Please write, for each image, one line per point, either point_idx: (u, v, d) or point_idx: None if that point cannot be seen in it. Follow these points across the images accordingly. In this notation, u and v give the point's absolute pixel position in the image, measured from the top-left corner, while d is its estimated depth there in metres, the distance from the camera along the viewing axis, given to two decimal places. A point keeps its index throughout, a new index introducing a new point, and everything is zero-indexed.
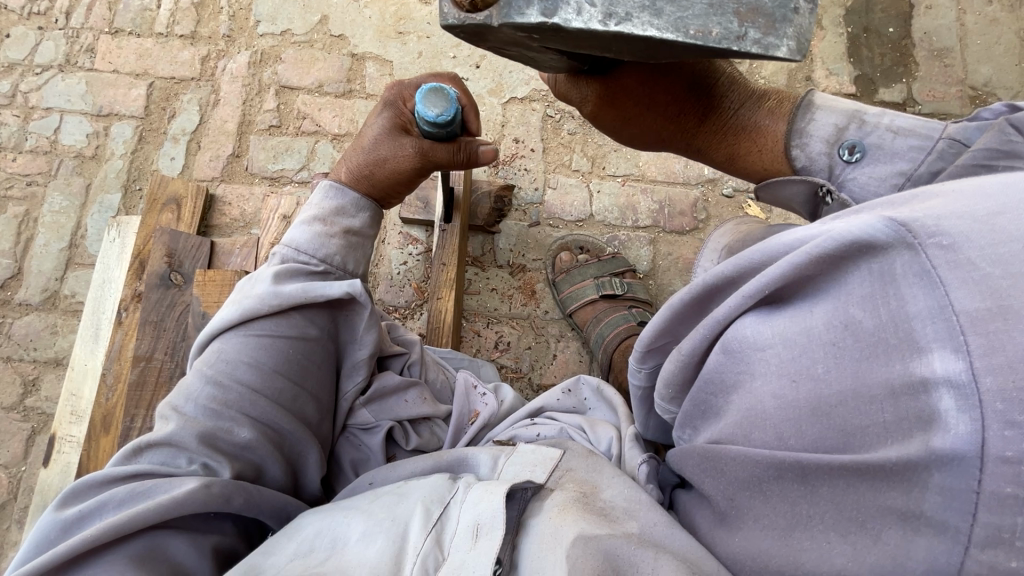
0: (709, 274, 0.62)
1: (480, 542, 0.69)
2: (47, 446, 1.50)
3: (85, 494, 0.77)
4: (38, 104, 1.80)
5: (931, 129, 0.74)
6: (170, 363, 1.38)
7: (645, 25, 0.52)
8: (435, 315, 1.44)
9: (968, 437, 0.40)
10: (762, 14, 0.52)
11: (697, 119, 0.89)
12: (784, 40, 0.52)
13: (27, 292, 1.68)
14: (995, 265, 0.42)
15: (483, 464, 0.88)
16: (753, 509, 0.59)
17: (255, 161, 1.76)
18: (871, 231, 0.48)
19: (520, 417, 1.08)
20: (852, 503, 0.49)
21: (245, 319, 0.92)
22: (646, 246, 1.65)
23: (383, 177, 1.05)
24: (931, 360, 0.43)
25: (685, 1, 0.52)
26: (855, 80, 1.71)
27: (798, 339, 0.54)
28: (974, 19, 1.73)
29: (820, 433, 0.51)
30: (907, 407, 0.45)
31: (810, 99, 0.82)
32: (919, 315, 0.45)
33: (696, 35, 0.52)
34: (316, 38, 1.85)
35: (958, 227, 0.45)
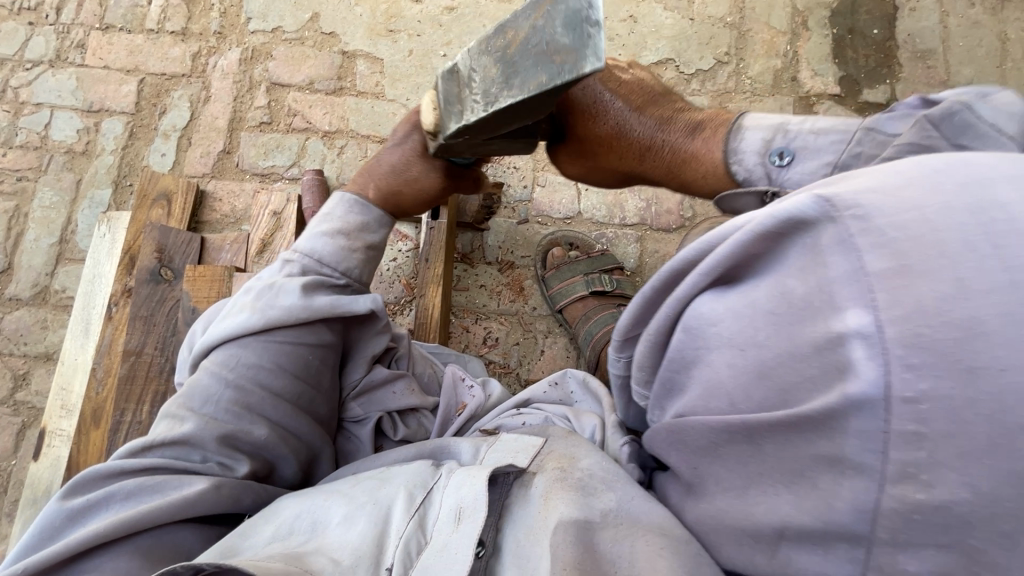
0: (674, 260, 0.61)
1: (462, 525, 0.71)
2: (37, 440, 1.50)
3: (91, 484, 0.79)
4: (28, 100, 1.80)
5: (848, 125, 0.78)
6: (160, 357, 1.39)
7: (507, 97, 0.76)
8: (422, 312, 1.46)
9: (875, 380, 0.41)
10: (565, 53, 0.71)
11: (636, 156, 0.95)
12: (588, 58, 0.69)
13: (17, 287, 1.69)
14: (898, 230, 0.43)
15: (465, 451, 0.91)
16: (716, 477, 0.60)
17: (245, 158, 1.77)
18: (801, 210, 0.48)
19: (507, 407, 1.11)
20: (791, 455, 0.50)
21: (267, 328, 0.90)
22: (633, 243, 1.67)
23: (410, 199, 1.06)
24: (846, 316, 0.44)
25: (522, 73, 0.75)
26: (840, 81, 1.73)
27: (744, 311, 0.54)
28: (957, 22, 1.75)
29: (763, 394, 0.52)
30: (829, 359, 0.45)
31: (739, 121, 0.87)
32: (838, 278, 0.45)
33: (538, 88, 0.73)
34: (307, 35, 1.86)
35: (874, 198, 0.45)
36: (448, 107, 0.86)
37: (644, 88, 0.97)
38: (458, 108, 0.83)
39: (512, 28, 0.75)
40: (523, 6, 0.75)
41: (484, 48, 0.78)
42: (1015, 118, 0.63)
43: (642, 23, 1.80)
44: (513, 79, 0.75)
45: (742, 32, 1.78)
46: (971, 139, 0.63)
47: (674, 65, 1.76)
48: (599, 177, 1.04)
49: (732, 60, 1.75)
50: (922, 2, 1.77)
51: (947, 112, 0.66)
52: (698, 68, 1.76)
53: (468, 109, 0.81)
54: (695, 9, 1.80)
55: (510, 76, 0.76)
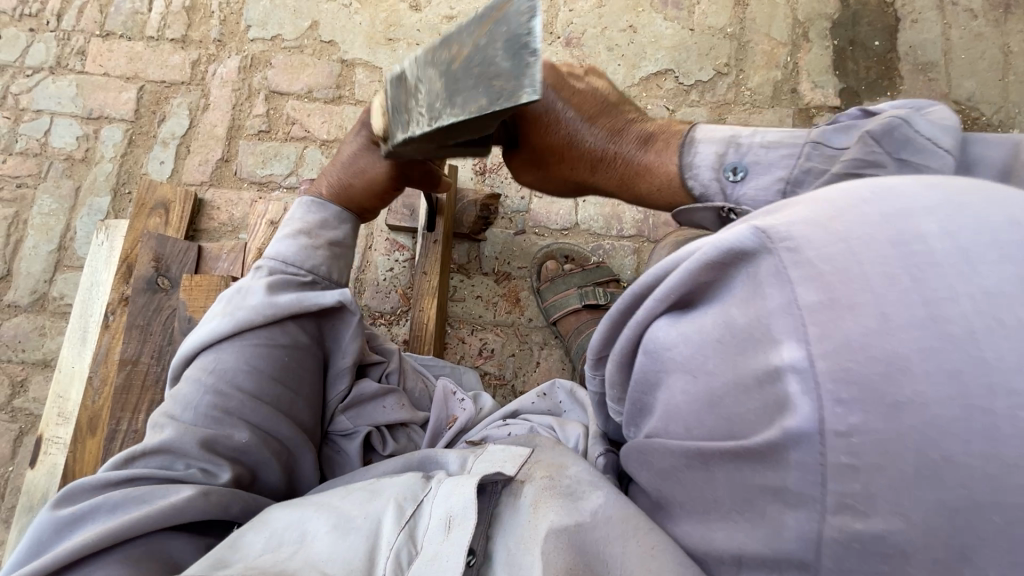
0: (633, 284, 0.61)
1: (453, 534, 0.71)
2: (34, 448, 1.51)
3: (79, 496, 0.79)
4: (28, 106, 1.81)
5: (796, 138, 0.75)
6: (155, 367, 1.39)
7: (446, 115, 0.74)
8: (417, 324, 1.46)
9: (810, 416, 0.41)
10: (502, 77, 0.68)
11: (589, 167, 0.92)
12: (526, 84, 0.66)
13: (16, 293, 1.70)
14: (825, 262, 0.42)
15: (453, 462, 0.90)
16: (679, 497, 0.59)
17: (243, 166, 1.77)
18: (739, 241, 0.47)
19: (495, 419, 1.10)
20: (743, 485, 0.49)
21: (238, 330, 0.91)
22: (630, 255, 1.67)
23: (359, 193, 1.07)
24: (782, 350, 0.43)
25: (461, 90, 0.72)
26: (840, 93, 1.72)
27: (693, 337, 0.52)
28: (959, 34, 1.74)
29: (714, 423, 0.50)
30: (769, 394, 0.44)
31: (693, 134, 0.83)
32: (773, 310, 0.44)
33: (474, 111, 0.70)
34: (306, 44, 1.86)
35: (805, 228, 0.44)
36: (396, 116, 0.86)
37: (596, 98, 0.91)
38: (404, 117, 0.83)
39: (456, 43, 0.73)
40: (468, 22, 0.73)
41: (428, 62, 0.76)
42: (948, 131, 0.65)
43: (642, 33, 1.79)
44: (457, 95, 0.73)
45: (742, 43, 1.77)
46: (912, 154, 0.64)
47: (674, 75, 1.75)
48: (552, 186, 1.00)
49: (732, 71, 1.74)
50: (924, 14, 1.76)
51: (886, 128, 0.67)
52: (698, 78, 1.75)
53: (416, 121, 0.80)
54: (695, 19, 1.80)
55: (452, 93, 0.73)
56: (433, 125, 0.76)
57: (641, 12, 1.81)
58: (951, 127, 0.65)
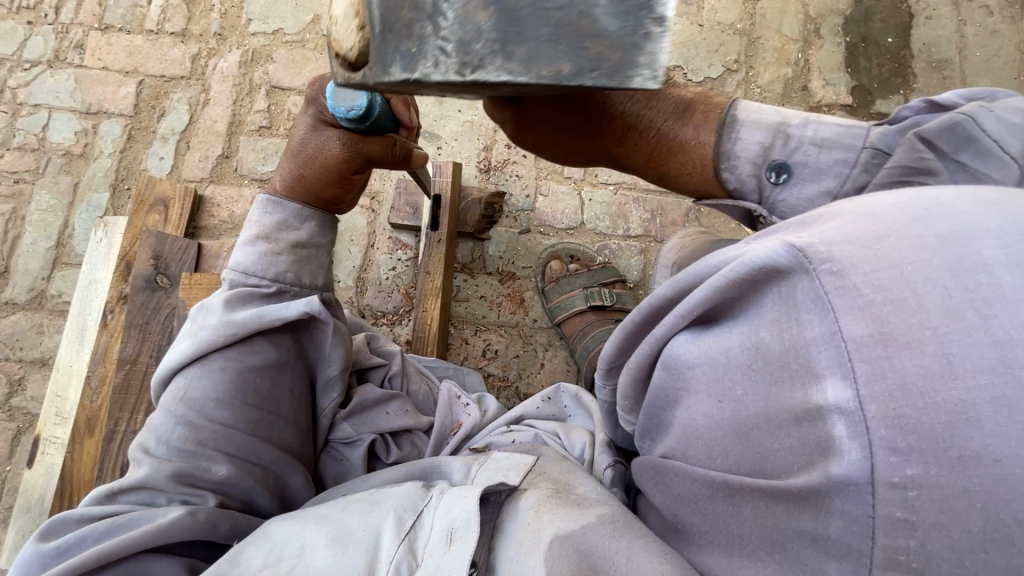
0: (654, 295, 0.59)
1: (454, 546, 0.69)
2: (31, 448, 1.49)
3: (63, 529, 0.77)
4: (26, 100, 1.78)
5: (853, 137, 0.74)
6: (154, 367, 1.37)
7: (497, 71, 0.47)
8: (420, 325, 1.44)
9: (859, 464, 0.38)
10: (608, 44, 0.46)
11: (616, 138, 0.82)
12: (639, 67, 0.46)
13: (13, 291, 1.67)
14: (876, 290, 0.40)
15: (456, 471, 0.88)
16: (697, 525, 0.56)
17: (244, 163, 1.75)
18: (772, 258, 0.45)
19: (499, 424, 1.08)
20: (774, 524, 0.46)
21: (202, 353, 0.88)
22: (637, 256, 1.64)
23: (315, 180, 0.99)
24: (824, 387, 0.40)
25: (532, 37, 0.46)
26: (852, 91, 1.69)
27: (719, 358, 0.50)
28: (974, 31, 1.70)
29: (740, 455, 0.48)
30: (808, 433, 0.42)
31: (733, 111, 0.79)
32: (814, 341, 0.42)
33: (547, 76, 0.47)
34: (308, 38, 1.82)
35: (848, 251, 0.42)
36: (384, 42, 0.53)
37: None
38: (408, 47, 0.51)
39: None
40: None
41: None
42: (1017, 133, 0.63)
43: None
44: (517, 41, 0.46)
45: (752, 39, 1.73)
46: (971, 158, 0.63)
47: (682, 72, 1.72)
48: (558, 156, 0.86)
49: (742, 67, 1.71)
50: (939, 10, 1.72)
51: (946, 127, 0.65)
52: (707, 75, 1.72)
53: (425, 58, 0.49)
54: (705, 15, 1.76)
55: (510, 33, 0.47)
56: (466, 77, 0.48)
57: None
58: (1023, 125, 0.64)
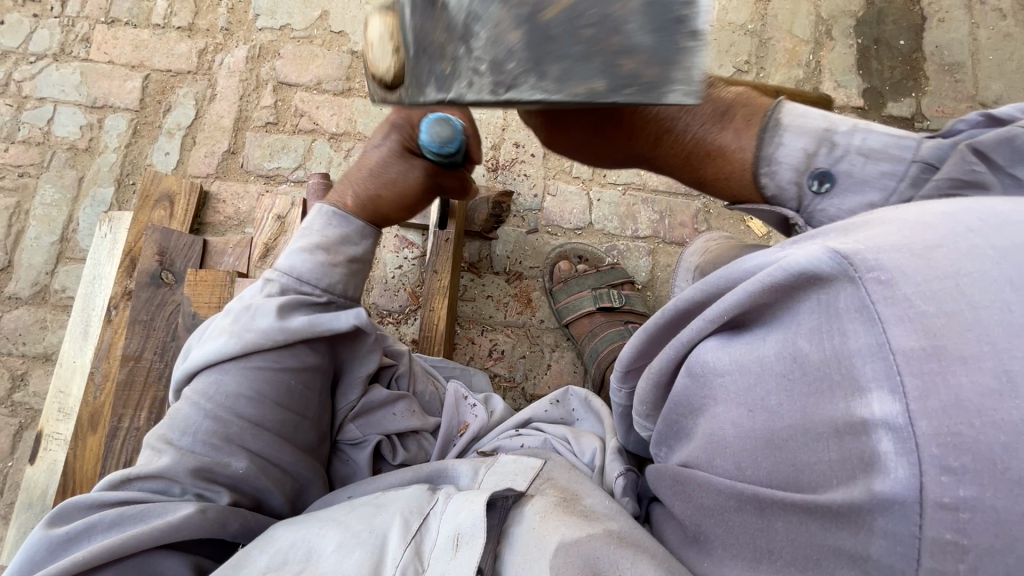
0: (682, 296, 0.57)
1: (460, 553, 0.68)
2: (33, 443, 1.48)
3: (73, 514, 0.77)
4: (31, 93, 1.77)
5: (903, 147, 0.71)
6: (158, 363, 1.36)
7: (531, 89, 0.53)
8: (426, 324, 1.42)
9: (907, 482, 0.36)
10: (641, 58, 0.50)
11: (651, 140, 0.79)
12: (674, 83, 0.50)
13: (17, 285, 1.66)
14: (929, 301, 0.38)
15: (464, 474, 0.87)
16: (720, 538, 0.55)
17: (250, 159, 1.73)
18: (813, 264, 0.44)
19: (507, 427, 1.07)
20: (807, 539, 0.45)
21: (246, 352, 0.86)
22: (645, 257, 1.63)
23: (391, 201, 1.00)
24: (869, 401, 0.39)
25: (563, 58, 0.52)
26: (863, 93, 1.67)
27: (752, 367, 0.49)
28: (987, 34, 1.69)
29: (773, 467, 0.47)
30: (850, 447, 0.41)
31: (777, 115, 0.75)
32: (859, 352, 0.40)
33: (578, 93, 0.52)
34: (315, 34, 1.81)
35: (897, 260, 0.41)
36: (417, 64, 0.63)
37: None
38: (443, 68, 0.59)
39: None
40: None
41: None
42: None
43: None
44: (550, 61, 0.52)
45: (763, 40, 1.72)
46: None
47: None
48: (593, 160, 0.87)
49: (753, 68, 1.70)
50: (952, 13, 1.71)
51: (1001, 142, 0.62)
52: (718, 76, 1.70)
53: (462, 78, 0.57)
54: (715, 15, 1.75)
55: (541, 56, 0.53)
56: (501, 96, 0.54)
57: None
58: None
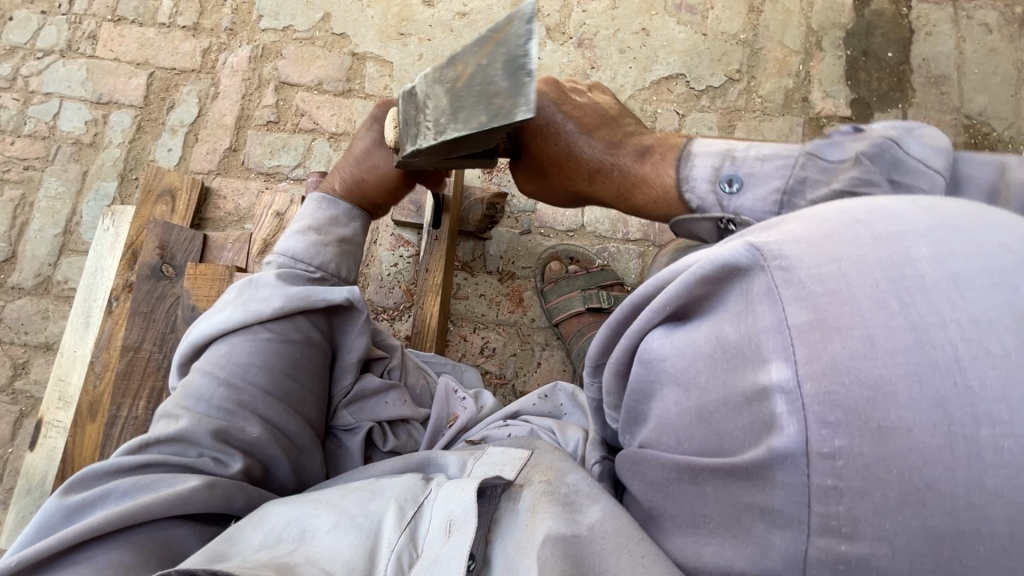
0: (634, 292, 0.60)
1: (453, 537, 0.71)
2: (34, 430, 1.51)
3: (93, 479, 0.80)
4: (38, 89, 1.81)
5: (791, 150, 0.74)
6: (157, 354, 1.39)
7: (450, 130, 0.75)
8: (419, 320, 1.46)
9: (796, 436, 0.40)
10: (505, 95, 0.70)
11: (586, 178, 0.90)
12: (523, 101, 0.67)
13: (20, 276, 1.70)
14: (816, 282, 0.42)
15: (452, 464, 0.91)
16: (669, 510, 0.59)
17: (251, 157, 1.77)
18: (733, 256, 0.47)
19: (496, 419, 1.11)
20: (730, 500, 0.49)
21: (248, 322, 0.93)
22: (635, 259, 1.66)
23: (372, 185, 1.08)
24: (770, 369, 0.43)
25: (467, 106, 0.74)
26: (851, 104, 1.72)
27: (687, 351, 0.52)
28: (974, 48, 1.73)
29: (704, 437, 0.51)
30: (757, 412, 0.44)
31: (689, 146, 0.82)
32: (764, 329, 0.44)
33: (478, 126, 0.72)
34: (318, 35, 1.85)
35: (795, 249, 0.44)
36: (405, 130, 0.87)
37: (597, 110, 0.91)
38: (412, 131, 0.85)
39: (461, 63, 0.78)
40: (473, 43, 0.77)
41: (438, 84, 0.80)
42: (939, 153, 0.66)
43: (654, 37, 1.78)
44: (460, 112, 0.75)
45: (754, 49, 1.76)
46: (903, 175, 0.64)
47: (685, 80, 1.75)
48: (548, 193, 0.97)
49: (744, 77, 1.74)
50: (939, 27, 1.75)
51: (879, 146, 0.66)
52: (710, 84, 1.74)
53: (419, 134, 0.82)
54: (708, 24, 1.79)
55: (456, 109, 0.76)
56: (436, 139, 0.78)
57: (654, 15, 1.80)
58: (941, 147, 0.67)
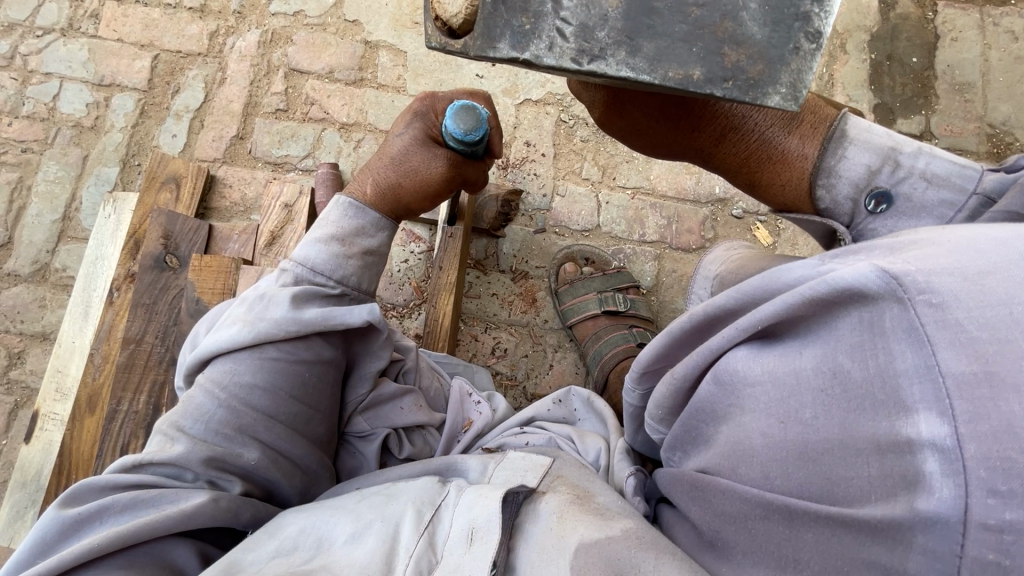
0: (710, 303, 0.59)
1: (475, 547, 0.68)
2: (29, 422, 1.46)
3: (87, 496, 0.76)
4: (37, 68, 1.74)
5: (966, 179, 0.72)
6: (159, 347, 1.35)
7: (620, 65, 0.50)
8: (431, 319, 1.42)
9: (952, 501, 0.38)
10: (751, 56, 0.50)
11: (714, 138, 0.79)
12: (777, 86, 0.50)
13: (17, 262, 1.64)
14: (981, 328, 0.40)
15: (473, 469, 0.87)
16: (741, 544, 0.56)
17: (258, 145, 1.72)
18: (860, 282, 0.45)
19: (511, 425, 1.07)
20: (837, 552, 0.46)
21: (259, 343, 0.86)
22: (651, 261, 1.63)
23: (411, 191, 0.99)
24: (916, 421, 0.41)
25: (665, 42, 0.50)
26: (874, 108, 1.69)
27: (786, 379, 0.51)
28: (999, 55, 1.71)
29: (805, 478, 0.49)
30: (892, 465, 0.42)
31: (844, 127, 0.76)
32: (905, 372, 0.42)
33: (675, 78, 0.50)
34: (329, 22, 1.79)
35: (948, 285, 0.42)
36: (493, 13, 0.50)
37: None
38: (518, 21, 0.50)
39: None
40: None
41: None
42: None
43: None
44: (648, 42, 0.50)
45: None
46: None
47: None
48: (657, 148, 0.85)
49: None
50: (964, 33, 1.72)
51: None
52: None
53: (541, 38, 0.50)
54: None
55: (639, 32, 0.49)
56: (585, 65, 0.49)
57: None
58: None
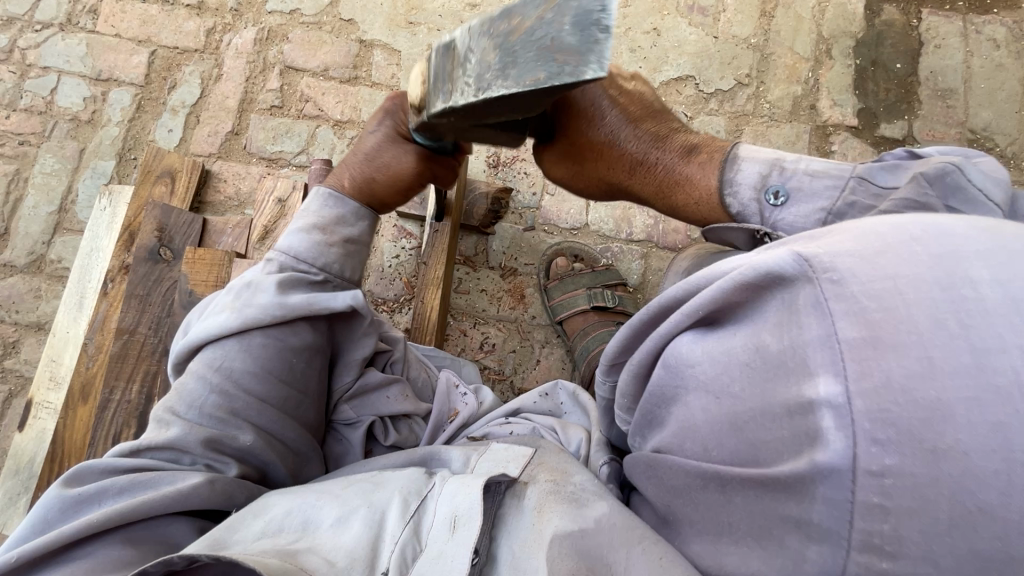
0: (663, 296, 0.62)
1: (457, 533, 0.71)
2: (23, 411, 1.48)
3: (87, 477, 0.80)
4: (35, 62, 1.77)
5: (841, 170, 0.75)
6: (152, 338, 1.37)
7: (498, 88, 0.62)
8: (419, 314, 1.45)
9: (843, 452, 0.42)
10: (570, 52, 0.58)
11: (626, 170, 0.90)
12: (593, 63, 0.56)
13: (13, 253, 1.67)
14: (872, 299, 0.43)
15: (455, 459, 0.90)
16: (688, 516, 0.61)
17: (253, 141, 1.75)
18: (779, 268, 0.49)
19: (497, 416, 1.11)
20: (762, 511, 0.51)
21: (246, 328, 0.88)
22: (638, 260, 1.66)
23: (382, 187, 1.02)
24: (817, 384, 0.44)
25: (522, 61, 0.61)
26: (858, 113, 1.72)
27: (719, 357, 0.54)
28: (980, 63, 1.74)
29: (735, 446, 0.52)
30: (799, 425, 0.46)
31: (736, 150, 0.82)
32: (811, 342, 0.45)
33: (531, 84, 0.60)
34: (325, 20, 1.82)
35: (847, 263, 0.46)
36: (437, 86, 0.73)
37: (644, 101, 0.91)
38: (448, 87, 0.70)
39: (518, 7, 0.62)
40: None
41: (481, 30, 0.64)
42: (999, 186, 0.64)
43: (665, 37, 1.79)
44: (511, 66, 0.62)
45: (764, 54, 1.76)
46: (962, 203, 0.62)
47: (694, 82, 1.75)
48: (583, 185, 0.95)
49: (753, 82, 1.74)
50: (948, 40, 1.76)
51: (940, 171, 0.65)
52: (718, 87, 1.75)
53: (457, 91, 0.68)
54: (720, 27, 1.79)
55: (506, 63, 0.62)
56: (479, 98, 0.65)
57: (666, 15, 1.80)
58: (1001, 180, 0.65)
